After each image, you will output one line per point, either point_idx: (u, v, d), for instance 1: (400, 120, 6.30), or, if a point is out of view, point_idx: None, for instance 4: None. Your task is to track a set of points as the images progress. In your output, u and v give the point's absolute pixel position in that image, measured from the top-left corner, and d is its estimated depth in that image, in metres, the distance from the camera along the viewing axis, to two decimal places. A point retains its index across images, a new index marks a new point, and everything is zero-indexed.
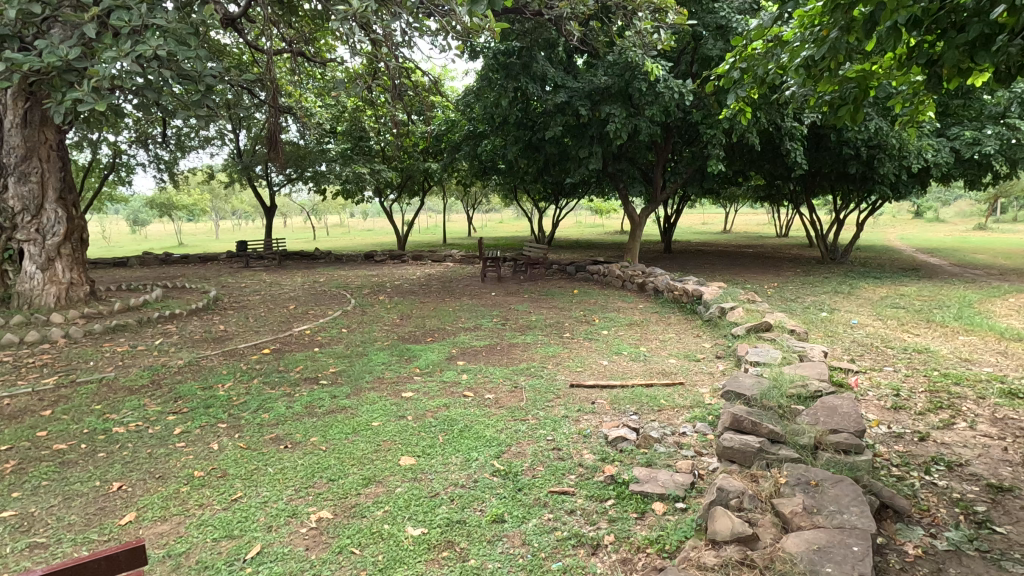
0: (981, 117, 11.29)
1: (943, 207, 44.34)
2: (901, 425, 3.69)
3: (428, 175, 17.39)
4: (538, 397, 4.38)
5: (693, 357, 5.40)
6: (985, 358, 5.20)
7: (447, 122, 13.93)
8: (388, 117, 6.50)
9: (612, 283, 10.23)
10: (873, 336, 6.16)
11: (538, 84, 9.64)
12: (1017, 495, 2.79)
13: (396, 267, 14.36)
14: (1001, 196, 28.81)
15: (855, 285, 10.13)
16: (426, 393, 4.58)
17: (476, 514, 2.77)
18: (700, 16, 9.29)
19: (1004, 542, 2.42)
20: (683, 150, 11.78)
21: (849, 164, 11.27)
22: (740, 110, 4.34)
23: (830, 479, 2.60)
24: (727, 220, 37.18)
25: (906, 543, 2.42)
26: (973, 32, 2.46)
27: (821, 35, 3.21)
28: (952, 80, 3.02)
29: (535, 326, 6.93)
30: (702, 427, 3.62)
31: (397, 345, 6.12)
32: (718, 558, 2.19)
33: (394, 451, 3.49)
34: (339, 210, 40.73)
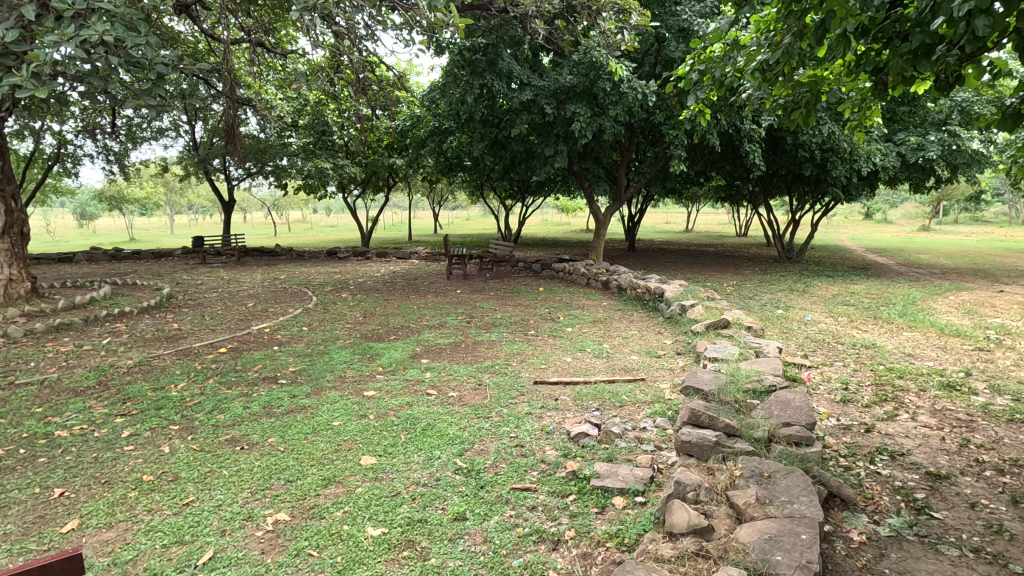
0: (925, 124, 11.87)
1: (891, 209, 46.32)
2: (849, 417, 3.85)
3: (394, 171, 17.18)
4: (502, 394, 4.39)
5: (655, 353, 5.50)
6: (926, 353, 5.47)
7: (412, 118, 13.74)
8: (352, 112, 6.40)
9: (577, 281, 10.33)
10: (824, 332, 6.40)
11: (504, 81, 9.66)
12: (953, 482, 2.96)
13: (360, 264, 14.14)
14: (944, 198, 30.31)
15: (810, 284, 10.50)
16: (389, 391, 4.52)
17: (438, 513, 2.75)
18: (664, 18, 9.56)
19: (941, 527, 2.55)
20: (647, 150, 11.95)
21: (804, 166, 11.65)
22: (700, 112, 4.43)
23: (781, 471, 2.69)
24: (689, 219, 37.97)
25: (851, 530, 2.53)
26: (916, 40, 2.55)
27: (775, 41, 3.33)
28: (897, 88, 3.14)
29: (501, 324, 6.94)
30: (662, 423, 3.70)
31: (360, 343, 6.02)
32: (675, 550, 2.24)
33: (355, 450, 3.44)
34: (301, 205, 39.79)
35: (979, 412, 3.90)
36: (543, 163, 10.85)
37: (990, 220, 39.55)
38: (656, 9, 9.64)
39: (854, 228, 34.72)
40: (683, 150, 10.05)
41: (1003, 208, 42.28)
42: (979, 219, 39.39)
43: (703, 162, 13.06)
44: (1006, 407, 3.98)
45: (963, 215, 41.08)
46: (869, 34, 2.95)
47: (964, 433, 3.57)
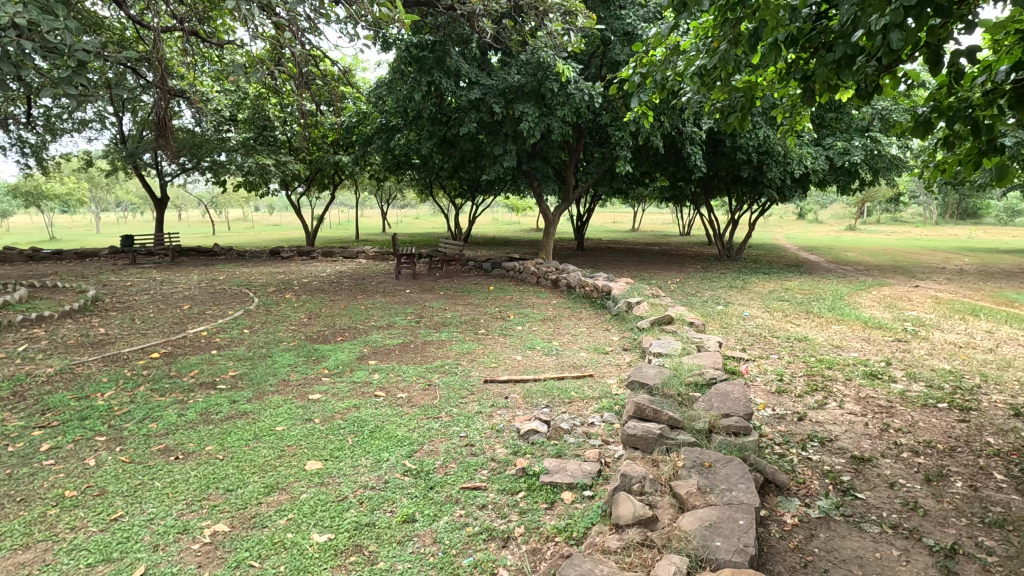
0: (850, 129, 12.64)
1: (822, 210, 49.03)
2: (783, 407, 4.05)
3: (339, 168, 16.74)
4: (452, 394, 4.37)
5: (602, 350, 5.62)
6: (852, 345, 5.85)
7: (358, 114, 13.40)
8: (295, 107, 6.18)
9: (527, 280, 10.41)
10: (761, 326, 6.72)
11: (452, 79, 9.60)
12: (875, 465, 3.17)
13: (304, 264, 13.72)
14: (868, 199, 32.40)
15: (748, 281, 11.00)
16: (336, 394, 4.41)
17: (386, 516, 2.70)
18: (609, 22, 9.74)
19: (863, 506, 2.74)
20: (594, 151, 12.16)
21: (742, 168, 12.17)
22: (644, 115, 4.52)
23: (721, 460, 2.80)
24: (636, 220, 38.98)
25: (785, 514, 2.67)
26: (839, 52, 2.71)
27: (712, 46, 3.46)
28: (823, 95, 3.33)
29: (451, 323, 6.90)
30: (609, 417, 3.77)
31: (305, 346, 5.84)
32: (621, 541, 2.29)
33: (300, 455, 3.34)
34: (241, 203, 38.24)
35: (898, 398, 4.20)
36: (492, 162, 10.86)
37: (908, 220, 42.69)
38: (601, 13, 9.83)
39: (788, 228, 36.65)
40: (629, 151, 10.31)
41: (919, 209, 45.71)
42: (898, 220, 42.44)
43: (647, 163, 13.43)
44: (922, 393, 4.31)
45: (884, 216, 44.10)
46: (798, 44, 3.10)
47: (884, 418, 3.83)
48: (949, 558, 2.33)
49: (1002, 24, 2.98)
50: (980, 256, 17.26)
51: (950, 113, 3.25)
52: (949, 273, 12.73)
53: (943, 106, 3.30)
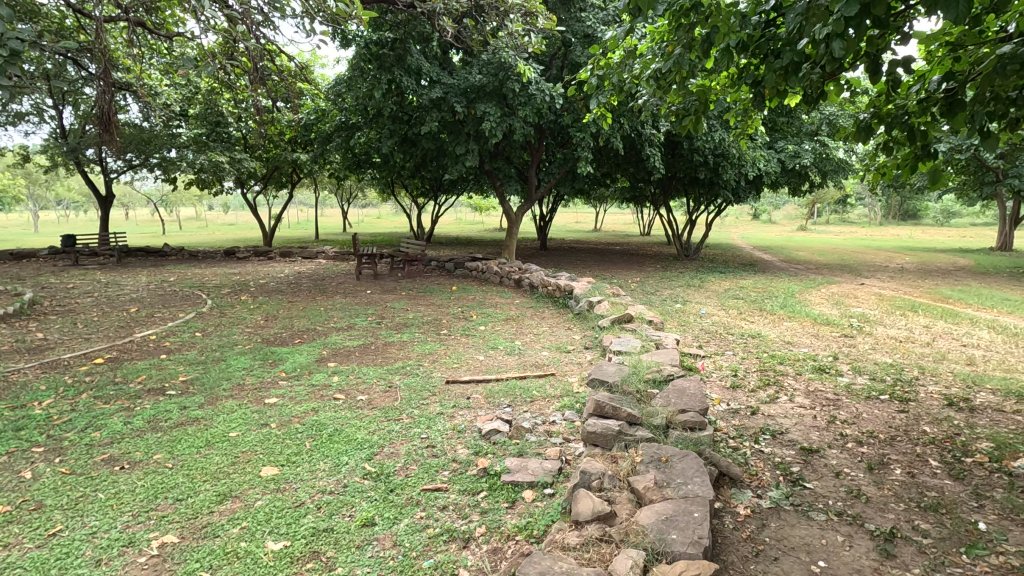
0: (801, 133, 13.14)
1: (775, 210, 50.78)
2: (738, 402, 4.18)
3: (297, 166, 16.36)
4: (413, 395, 4.32)
5: (564, 349, 5.67)
6: (801, 340, 6.09)
7: (317, 111, 13.09)
8: (250, 103, 5.99)
9: (490, 279, 10.41)
10: (717, 324, 6.92)
11: (413, 77, 9.52)
12: (823, 455, 3.30)
13: (262, 264, 13.36)
14: (818, 200, 33.83)
15: (705, 280, 11.31)
16: (293, 397, 4.31)
17: (345, 520, 2.66)
18: (569, 24, 9.84)
19: (811, 495, 2.85)
20: (556, 151, 12.26)
21: (699, 169, 12.48)
22: (603, 118, 4.58)
23: (677, 455, 2.87)
24: (598, 220, 39.52)
25: (738, 505, 2.75)
26: (786, 59, 2.83)
27: (667, 51, 3.56)
28: (772, 100, 3.47)
29: (413, 324, 6.84)
30: (570, 415, 3.81)
31: (261, 348, 5.68)
32: (581, 537, 2.32)
33: (255, 461, 3.24)
34: (194, 201, 36.91)
35: (844, 391, 4.40)
36: (454, 162, 10.80)
37: (854, 220, 44.80)
38: (562, 15, 9.92)
39: (743, 227, 37.89)
40: (590, 152, 10.45)
41: (865, 209, 48.02)
42: (846, 220, 44.53)
43: (608, 163, 13.63)
44: (865, 386, 4.53)
45: (833, 216, 46.10)
46: (748, 50, 3.22)
47: (831, 411, 4.01)
48: (889, 541, 2.46)
49: (935, 36, 3.16)
50: (918, 254, 18.25)
51: (889, 119, 3.47)
52: (892, 271, 13.41)
53: (883, 113, 3.52)
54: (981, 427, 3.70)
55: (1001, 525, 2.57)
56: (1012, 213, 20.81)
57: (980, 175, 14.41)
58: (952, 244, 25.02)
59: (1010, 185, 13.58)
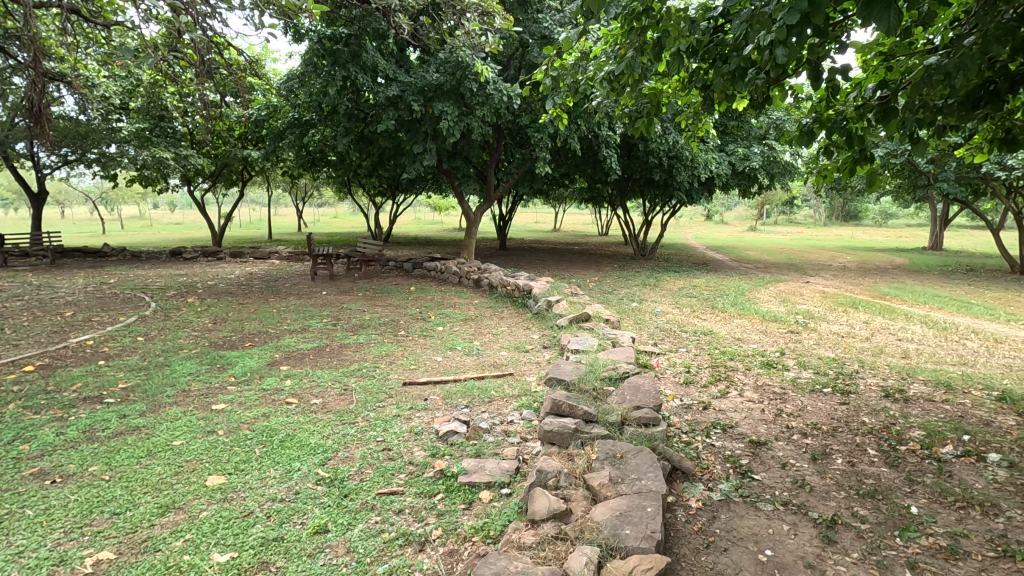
0: (751, 137, 13.59)
1: (727, 211, 52.43)
2: (690, 397, 4.29)
3: (248, 163, 15.81)
4: (369, 398, 4.25)
5: (523, 348, 5.68)
6: (751, 337, 6.30)
7: (268, 107, 12.66)
8: (196, 98, 5.75)
9: (449, 279, 10.35)
10: (671, 322, 7.09)
11: (368, 74, 9.36)
12: (770, 448, 3.42)
13: (210, 265, 12.88)
14: (767, 202, 35.13)
15: (661, 279, 11.57)
16: (243, 403, 4.16)
17: (296, 529, 2.58)
18: (526, 25, 9.90)
19: (759, 487, 2.95)
20: (515, 152, 12.29)
21: (654, 171, 12.75)
22: (559, 119, 4.61)
23: (631, 451, 2.93)
24: (558, 220, 39.87)
25: (690, 499, 2.82)
26: (733, 64, 2.93)
27: (619, 54, 3.62)
28: (721, 103, 3.59)
29: (369, 325, 6.72)
30: (527, 415, 3.82)
31: (208, 353, 5.45)
32: (536, 535, 2.32)
33: (200, 471, 3.11)
34: (137, 199, 35.13)
35: (790, 385, 4.58)
36: (412, 160, 10.66)
37: (800, 221, 46.78)
38: (519, 15, 9.94)
39: (696, 228, 38.97)
40: (547, 153, 10.53)
41: (810, 211, 50.23)
42: (793, 221, 46.49)
43: (567, 164, 13.76)
44: (810, 379, 4.73)
45: (780, 217, 47.95)
46: (698, 54, 3.32)
47: (778, 404, 4.16)
48: (830, 528, 2.57)
49: (870, 47, 3.34)
50: (858, 254, 19.21)
51: (829, 125, 3.63)
52: (835, 270, 14.05)
53: (824, 118, 3.68)
54: (914, 416, 3.92)
55: (931, 508, 2.73)
56: (942, 215, 22.14)
57: (913, 180, 15.29)
58: (889, 244, 26.44)
59: (941, 189, 14.42)
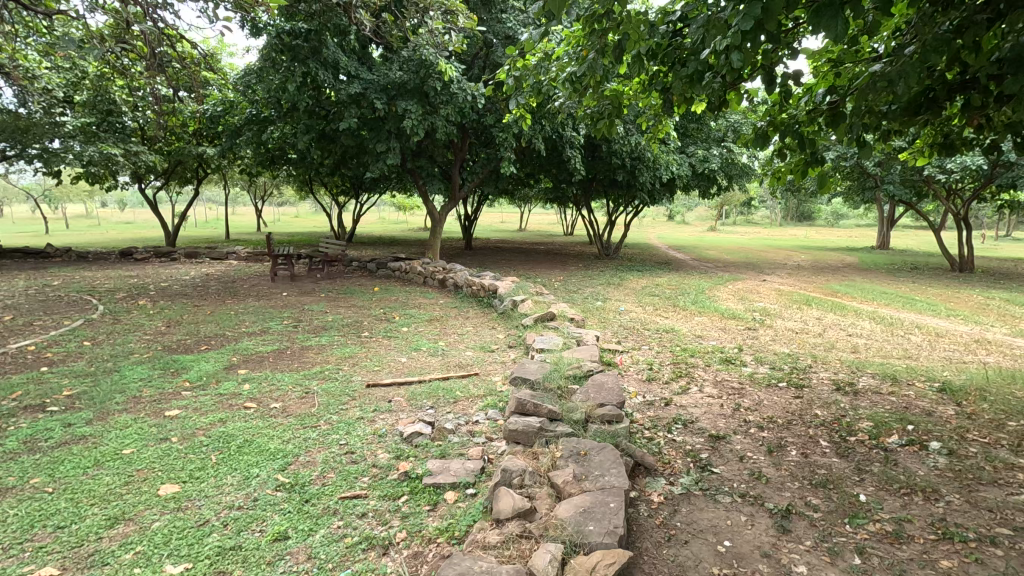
0: (710, 139, 13.95)
1: (688, 211, 53.62)
2: (652, 394, 4.37)
3: (203, 160, 15.28)
4: (331, 401, 4.17)
5: (488, 348, 5.68)
6: (711, 334, 6.47)
7: (224, 102, 12.27)
8: (147, 92, 5.53)
9: (414, 280, 10.25)
10: (635, 320, 7.21)
11: (329, 71, 9.20)
12: (728, 441, 3.52)
13: (163, 266, 12.39)
14: (726, 203, 36.11)
15: (624, 278, 11.74)
16: (198, 408, 4.02)
17: (254, 536, 2.51)
18: (490, 24, 9.91)
19: (718, 480, 3.03)
20: (480, 151, 12.28)
21: (617, 172, 12.94)
22: (523, 119, 4.63)
23: (595, 448, 2.96)
24: (523, 220, 40.02)
25: (652, 493, 2.87)
26: (691, 68, 3.01)
27: (581, 55, 3.67)
28: (680, 105, 3.67)
29: (331, 326, 6.60)
30: (493, 414, 3.82)
31: (161, 357, 5.24)
32: (501, 535, 2.32)
33: (152, 480, 2.99)
34: (82, 197, 33.45)
35: (747, 380, 4.72)
36: (375, 159, 10.52)
37: (757, 221, 48.28)
38: (483, 15, 9.95)
39: (659, 228, 39.78)
40: (512, 153, 10.57)
41: (767, 212, 51.96)
42: (750, 221, 47.96)
43: (532, 164, 13.83)
44: (766, 374, 4.89)
45: (738, 218, 49.35)
46: (657, 57, 3.40)
47: (737, 399, 4.28)
48: (785, 517, 2.66)
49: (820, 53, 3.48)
50: (811, 253, 19.97)
51: (782, 128, 3.77)
52: (790, 269, 14.56)
53: (778, 121, 3.81)
54: (863, 408, 4.10)
55: (879, 495, 2.86)
56: (888, 215, 23.23)
57: (862, 183, 16.00)
58: (840, 243, 27.58)
59: (887, 191, 15.11)
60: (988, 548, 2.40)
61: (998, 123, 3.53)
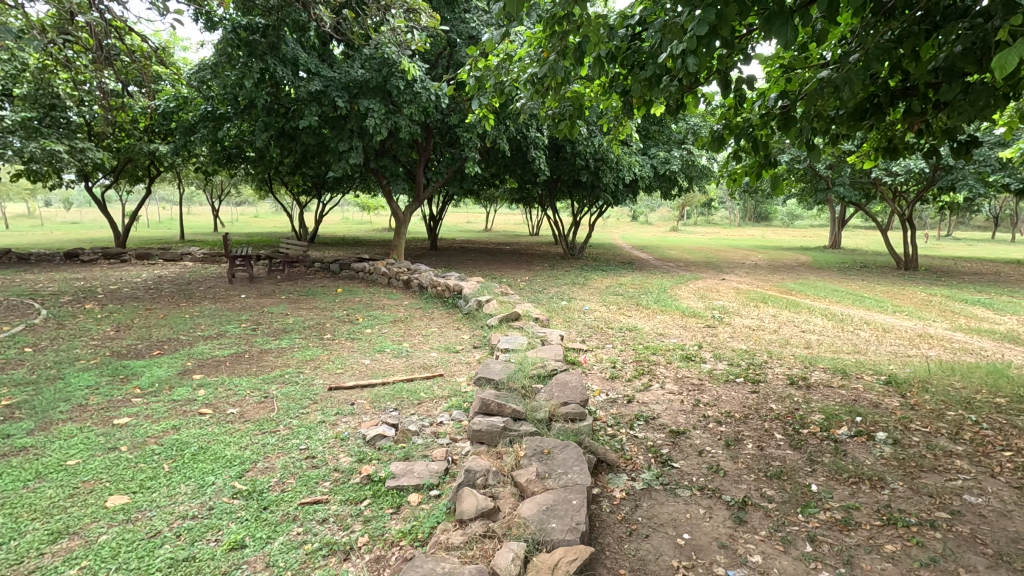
0: (671, 141, 14.25)
1: (651, 212, 54.57)
2: (616, 392, 4.44)
3: (155, 158, 14.69)
4: (291, 405, 4.07)
5: (453, 349, 5.65)
6: (672, 332, 6.61)
7: (177, 99, 11.84)
8: (94, 86, 5.29)
9: (378, 281, 10.11)
10: (599, 319, 7.30)
11: (288, 68, 9.00)
12: (688, 436, 3.60)
13: (112, 268, 11.86)
14: (688, 203, 36.97)
15: (589, 277, 11.87)
16: (149, 416, 3.86)
17: (209, 546, 2.43)
18: (454, 24, 9.88)
19: (678, 474, 3.10)
20: (444, 151, 12.21)
21: (581, 172, 13.07)
22: (486, 119, 4.63)
23: (558, 446, 2.99)
24: (490, 220, 40.02)
25: (614, 489, 2.92)
26: (649, 71, 3.09)
27: (541, 57, 3.71)
28: (639, 108, 3.76)
29: (292, 329, 6.44)
30: (457, 415, 3.81)
31: (109, 363, 5.01)
32: (464, 535, 2.32)
33: (99, 491, 2.86)
34: (22, 195, 31.61)
35: (707, 376, 4.85)
36: (337, 158, 10.33)
37: (717, 222, 49.57)
38: (446, 14, 9.90)
39: (623, 228, 40.42)
40: (477, 153, 10.55)
41: (726, 213, 53.52)
42: (710, 222, 49.24)
43: (496, 164, 13.84)
44: (725, 370, 5.04)
45: (699, 218, 50.56)
46: (617, 60, 3.46)
47: (696, 395, 4.39)
48: (741, 509, 2.74)
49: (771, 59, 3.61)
50: (768, 253, 20.63)
51: (737, 131, 3.89)
52: (748, 268, 15.00)
53: (733, 125, 3.93)
54: (815, 401, 4.27)
55: (829, 485, 2.98)
56: (840, 216, 24.20)
57: (814, 184, 16.62)
58: (795, 242, 28.63)
59: (838, 193, 15.74)
60: (928, 531, 2.53)
61: (935, 129, 3.74)
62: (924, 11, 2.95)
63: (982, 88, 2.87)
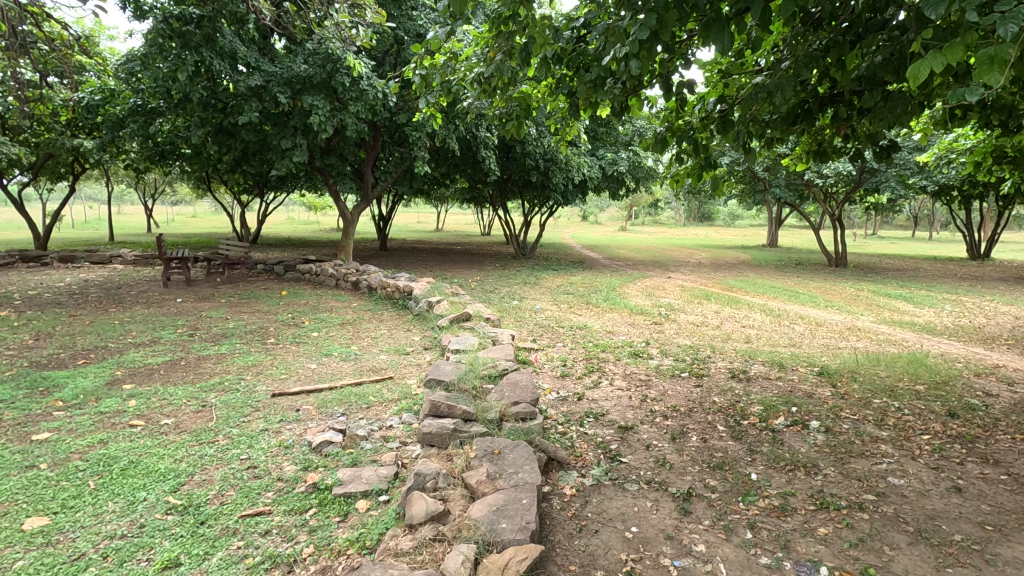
0: (619, 143, 14.54)
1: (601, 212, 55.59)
2: (566, 390, 4.48)
3: (80, 154, 13.74)
4: (231, 413, 3.90)
5: (403, 351, 5.56)
6: (620, 329, 6.75)
7: (104, 91, 11.12)
8: (10, 75, 4.90)
9: (325, 283, 9.83)
10: (549, 318, 7.37)
11: (226, 61, 8.60)
12: (636, 431, 3.68)
13: (32, 272, 11.02)
14: (635, 203, 37.89)
15: (539, 277, 11.95)
16: (73, 430, 3.60)
17: (140, 566, 2.29)
18: (400, 21, 9.73)
19: (627, 469, 3.16)
20: (392, 150, 12.00)
21: (531, 173, 13.15)
22: (433, 118, 4.57)
23: (509, 446, 2.99)
24: (441, 220, 39.68)
25: (565, 487, 2.95)
26: (594, 72, 3.13)
27: (488, 56, 3.70)
28: (585, 109, 3.80)
29: (233, 333, 6.18)
30: (407, 418, 3.75)
31: (27, 375, 4.64)
32: (414, 540, 2.28)
33: (15, 513, 2.64)
34: None
35: (654, 372, 4.98)
36: (280, 156, 9.98)
37: (663, 222, 51.05)
38: (393, 11, 9.73)
39: (574, 228, 40.98)
40: (426, 152, 10.41)
41: (671, 213, 55.20)
42: (657, 222, 50.69)
43: (446, 163, 13.72)
44: (671, 366, 5.19)
45: (646, 218, 51.93)
46: (563, 61, 3.49)
47: (644, 391, 4.49)
48: (686, 500, 2.83)
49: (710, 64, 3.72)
50: (711, 251, 21.47)
51: (679, 133, 4.00)
52: (692, 266, 15.52)
53: (675, 127, 4.04)
54: (754, 393, 4.45)
55: (767, 473, 3.11)
56: (777, 215, 25.42)
57: (752, 186, 17.37)
58: (736, 241, 29.85)
59: (775, 194, 16.50)
60: (857, 513, 2.69)
61: (859, 133, 3.96)
62: (848, 23, 3.12)
63: (898, 96, 3.07)
